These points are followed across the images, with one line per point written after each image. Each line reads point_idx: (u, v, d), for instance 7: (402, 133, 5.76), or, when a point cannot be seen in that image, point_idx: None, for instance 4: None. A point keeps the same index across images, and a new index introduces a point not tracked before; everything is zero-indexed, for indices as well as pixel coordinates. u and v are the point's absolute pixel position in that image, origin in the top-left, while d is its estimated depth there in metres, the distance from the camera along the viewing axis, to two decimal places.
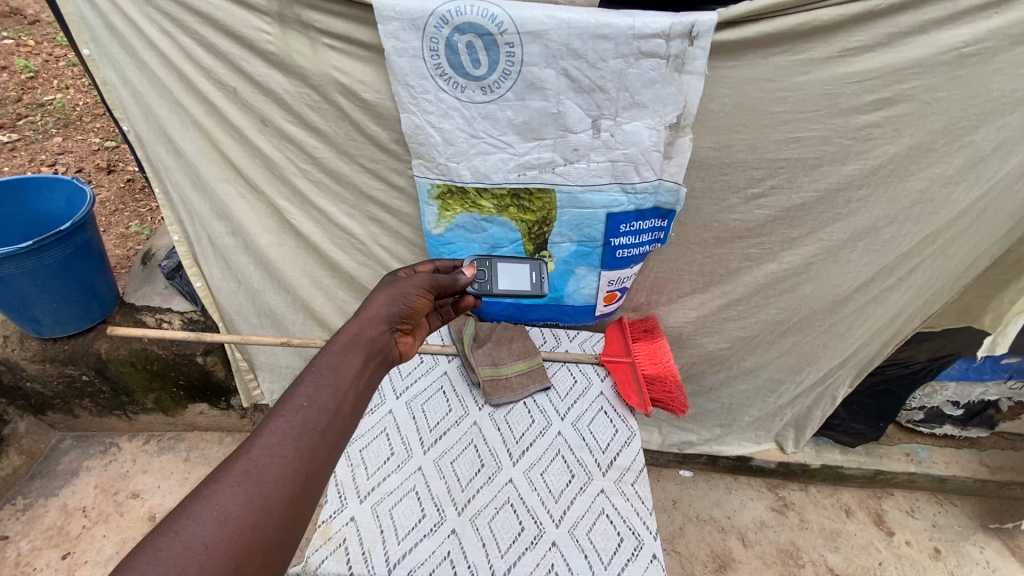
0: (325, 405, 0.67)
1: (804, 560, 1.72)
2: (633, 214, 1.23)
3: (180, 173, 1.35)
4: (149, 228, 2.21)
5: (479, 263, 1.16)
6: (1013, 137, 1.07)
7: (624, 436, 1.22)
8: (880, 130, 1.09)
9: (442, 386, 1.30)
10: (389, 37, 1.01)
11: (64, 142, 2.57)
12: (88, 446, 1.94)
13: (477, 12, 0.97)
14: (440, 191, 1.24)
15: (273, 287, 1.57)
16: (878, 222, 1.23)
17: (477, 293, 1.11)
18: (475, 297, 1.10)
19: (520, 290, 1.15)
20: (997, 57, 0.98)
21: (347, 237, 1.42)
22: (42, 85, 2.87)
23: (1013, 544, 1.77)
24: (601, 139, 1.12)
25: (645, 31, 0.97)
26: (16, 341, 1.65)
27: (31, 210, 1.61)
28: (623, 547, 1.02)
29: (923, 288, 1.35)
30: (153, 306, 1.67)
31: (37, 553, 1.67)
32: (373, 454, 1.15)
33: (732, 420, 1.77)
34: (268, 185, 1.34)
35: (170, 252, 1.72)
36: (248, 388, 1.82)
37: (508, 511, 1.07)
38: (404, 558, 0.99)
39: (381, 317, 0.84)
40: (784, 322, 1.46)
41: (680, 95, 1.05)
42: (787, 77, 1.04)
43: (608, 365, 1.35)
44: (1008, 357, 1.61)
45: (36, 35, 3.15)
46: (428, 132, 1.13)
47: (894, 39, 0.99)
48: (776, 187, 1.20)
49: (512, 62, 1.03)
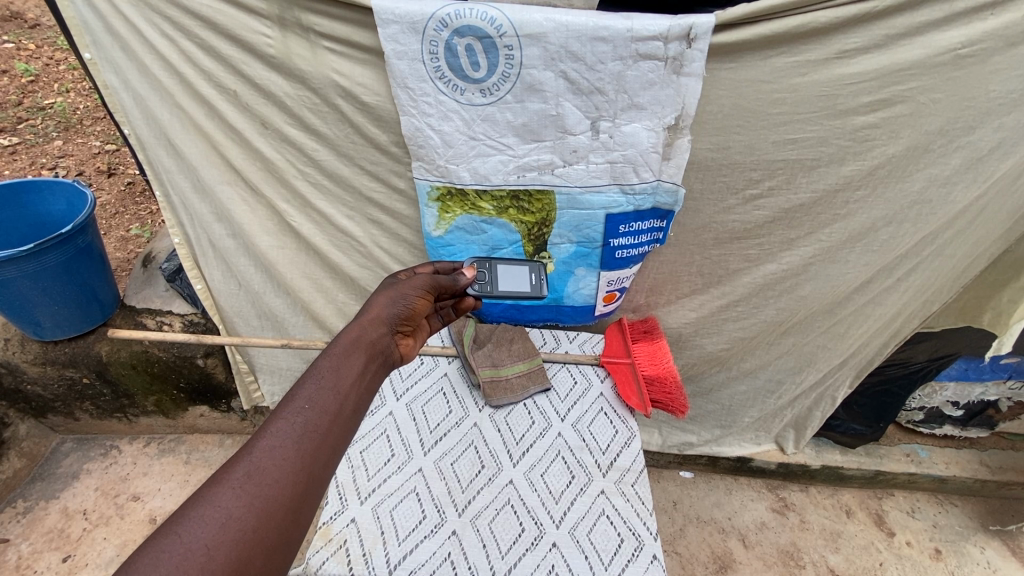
0: (327, 407, 0.68)
1: (804, 560, 1.71)
2: (632, 214, 1.24)
3: (180, 175, 1.35)
4: (150, 231, 2.22)
5: (480, 264, 1.16)
6: (1011, 137, 1.07)
7: (624, 437, 1.22)
8: (877, 130, 1.10)
9: (443, 387, 1.30)
10: (389, 40, 1.02)
11: (64, 145, 2.58)
12: (88, 448, 1.94)
13: (477, 16, 0.98)
14: (439, 193, 1.24)
15: (273, 289, 1.57)
16: (877, 223, 1.23)
17: (477, 294, 1.11)
18: (475, 298, 1.09)
19: (520, 291, 1.15)
20: (994, 57, 0.99)
21: (347, 239, 1.42)
22: (42, 89, 2.88)
23: (1014, 544, 1.77)
24: (600, 141, 1.13)
25: (644, 32, 0.98)
26: (17, 344, 1.66)
27: (32, 213, 1.61)
28: (624, 548, 1.03)
29: (922, 288, 1.35)
30: (154, 309, 1.68)
31: (38, 556, 1.67)
32: (374, 455, 1.15)
33: (732, 421, 1.78)
34: (268, 187, 1.34)
35: (170, 255, 1.73)
36: (248, 390, 1.83)
37: (508, 512, 1.07)
38: (405, 559, 0.99)
39: (382, 319, 0.84)
40: (784, 323, 1.47)
41: (677, 96, 1.06)
42: (785, 79, 1.05)
43: (608, 366, 1.36)
44: (1008, 357, 1.61)
45: (36, 39, 3.16)
46: (429, 134, 1.14)
47: (890, 41, 0.99)
48: (774, 188, 1.21)
49: (511, 65, 1.03)
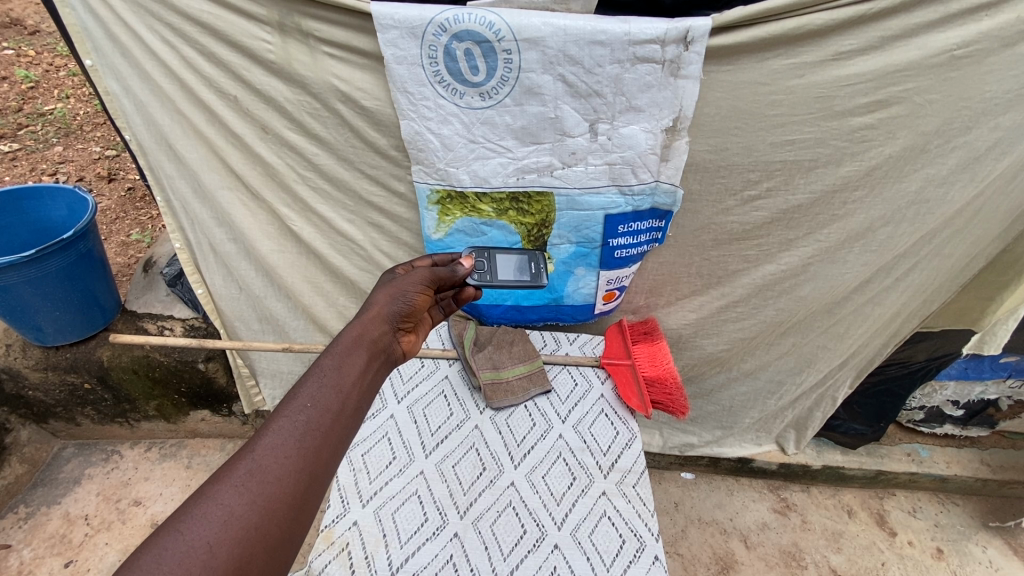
0: (328, 405, 0.68)
1: (806, 561, 1.71)
2: (631, 214, 1.25)
3: (181, 181, 1.36)
4: (151, 236, 2.23)
5: (479, 253, 1.15)
6: (1008, 136, 1.08)
7: (625, 438, 1.22)
8: (875, 131, 1.11)
9: (443, 390, 1.31)
10: (388, 45, 1.03)
11: (64, 151, 2.58)
12: (90, 454, 1.95)
13: (475, 20, 0.98)
14: (439, 196, 1.25)
15: (274, 293, 1.58)
16: (874, 223, 1.24)
17: (477, 283, 1.10)
18: (475, 288, 1.09)
19: (520, 280, 1.15)
20: (990, 58, 0.99)
21: (347, 242, 1.42)
22: (42, 95, 2.89)
23: (1015, 543, 1.77)
24: (598, 143, 1.13)
25: (641, 36, 0.99)
26: (19, 350, 1.66)
27: (33, 220, 1.62)
28: (626, 549, 1.03)
29: (921, 288, 1.36)
30: (155, 314, 1.68)
31: (40, 562, 1.67)
32: (375, 459, 1.15)
33: (733, 422, 1.78)
34: (269, 192, 1.35)
35: (171, 260, 1.73)
36: (249, 394, 1.83)
37: (510, 514, 1.07)
38: (406, 563, 0.99)
39: (383, 317, 0.85)
40: (782, 323, 1.47)
41: (675, 99, 1.07)
42: (781, 80, 1.05)
43: (608, 367, 1.36)
44: (1007, 355, 1.62)
45: (36, 45, 3.17)
46: (429, 138, 1.14)
47: (887, 43, 1.00)
48: (771, 189, 1.22)
49: (509, 68, 1.04)
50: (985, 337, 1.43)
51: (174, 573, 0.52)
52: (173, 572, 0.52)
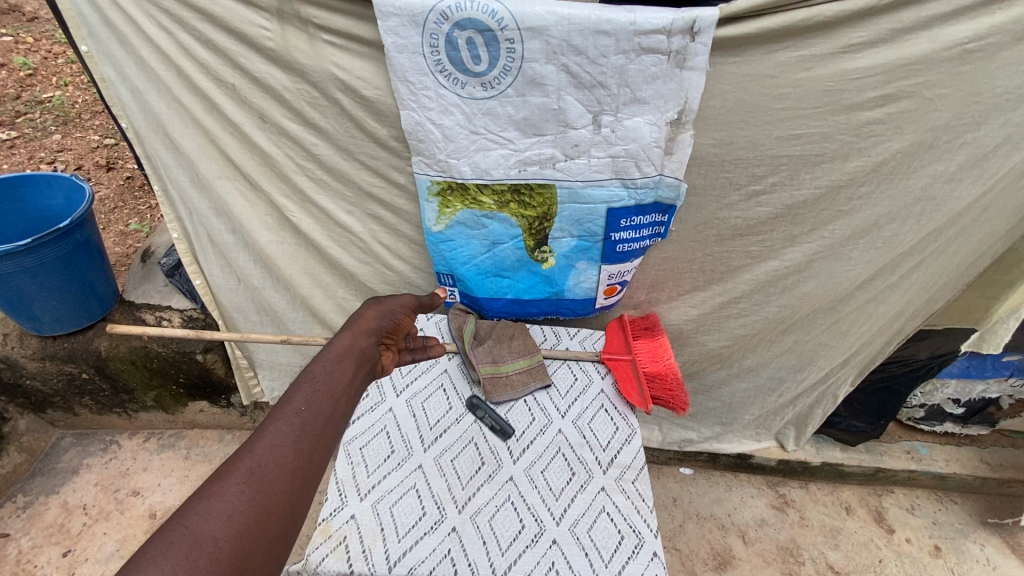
0: (321, 408, 0.69)
1: (804, 557, 1.71)
2: (633, 208, 1.23)
3: (179, 170, 1.34)
4: (149, 226, 2.21)
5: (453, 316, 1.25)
6: (1018, 133, 1.06)
7: (624, 434, 1.21)
8: (882, 126, 1.09)
9: (442, 383, 1.30)
10: (389, 33, 1.01)
11: (62, 139, 2.56)
12: (88, 443, 1.94)
13: (478, 8, 0.97)
14: (440, 188, 1.23)
15: (273, 284, 1.56)
16: (880, 220, 1.22)
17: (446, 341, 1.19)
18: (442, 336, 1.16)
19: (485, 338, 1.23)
20: (1001, 52, 0.98)
21: (346, 235, 1.41)
22: (41, 82, 2.86)
23: (1013, 541, 1.77)
24: (601, 135, 1.12)
25: (646, 26, 0.97)
26: (16, 339, 1.65)
27: (30, 208, 1.60)
28: (625, 545, 1.02)
29: (925, 286, 1.35)
30: (153, 304, 1.67)
31: (38, 551, 1.66)
32: (374, 452, 1.14)
33: (733, 418, 1.77)
34: (268, 183, 1.33)
35: (170, 249, 1.72)
36: (248, 386, 1.82)
37: (509, 509, 1.07)
38: (405, 556, 0.98)
39: (370, 330, 0.87)
40: (785, 320, 1.46)
41: (681, 90, 1.05)
42: (788, 73, 1.04)
43: (608, 362, 1.34)
44: (1009, 354, 1.60)
45: (35, 31, 3.14)
46: (429, 128, 1.13)
47: (898, 35, 0.98)
48: (777, 183, 1.20)
49: (512, 58, 1.02)
50: (985, 336, 1.41)
51: (182, 565, 0.51)
52: (181, 564, 0.51)
